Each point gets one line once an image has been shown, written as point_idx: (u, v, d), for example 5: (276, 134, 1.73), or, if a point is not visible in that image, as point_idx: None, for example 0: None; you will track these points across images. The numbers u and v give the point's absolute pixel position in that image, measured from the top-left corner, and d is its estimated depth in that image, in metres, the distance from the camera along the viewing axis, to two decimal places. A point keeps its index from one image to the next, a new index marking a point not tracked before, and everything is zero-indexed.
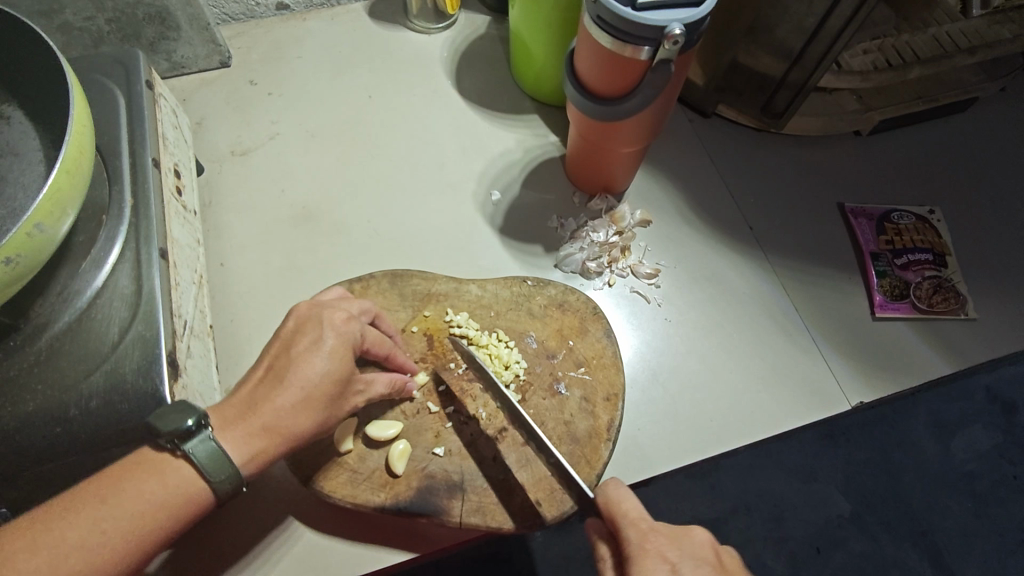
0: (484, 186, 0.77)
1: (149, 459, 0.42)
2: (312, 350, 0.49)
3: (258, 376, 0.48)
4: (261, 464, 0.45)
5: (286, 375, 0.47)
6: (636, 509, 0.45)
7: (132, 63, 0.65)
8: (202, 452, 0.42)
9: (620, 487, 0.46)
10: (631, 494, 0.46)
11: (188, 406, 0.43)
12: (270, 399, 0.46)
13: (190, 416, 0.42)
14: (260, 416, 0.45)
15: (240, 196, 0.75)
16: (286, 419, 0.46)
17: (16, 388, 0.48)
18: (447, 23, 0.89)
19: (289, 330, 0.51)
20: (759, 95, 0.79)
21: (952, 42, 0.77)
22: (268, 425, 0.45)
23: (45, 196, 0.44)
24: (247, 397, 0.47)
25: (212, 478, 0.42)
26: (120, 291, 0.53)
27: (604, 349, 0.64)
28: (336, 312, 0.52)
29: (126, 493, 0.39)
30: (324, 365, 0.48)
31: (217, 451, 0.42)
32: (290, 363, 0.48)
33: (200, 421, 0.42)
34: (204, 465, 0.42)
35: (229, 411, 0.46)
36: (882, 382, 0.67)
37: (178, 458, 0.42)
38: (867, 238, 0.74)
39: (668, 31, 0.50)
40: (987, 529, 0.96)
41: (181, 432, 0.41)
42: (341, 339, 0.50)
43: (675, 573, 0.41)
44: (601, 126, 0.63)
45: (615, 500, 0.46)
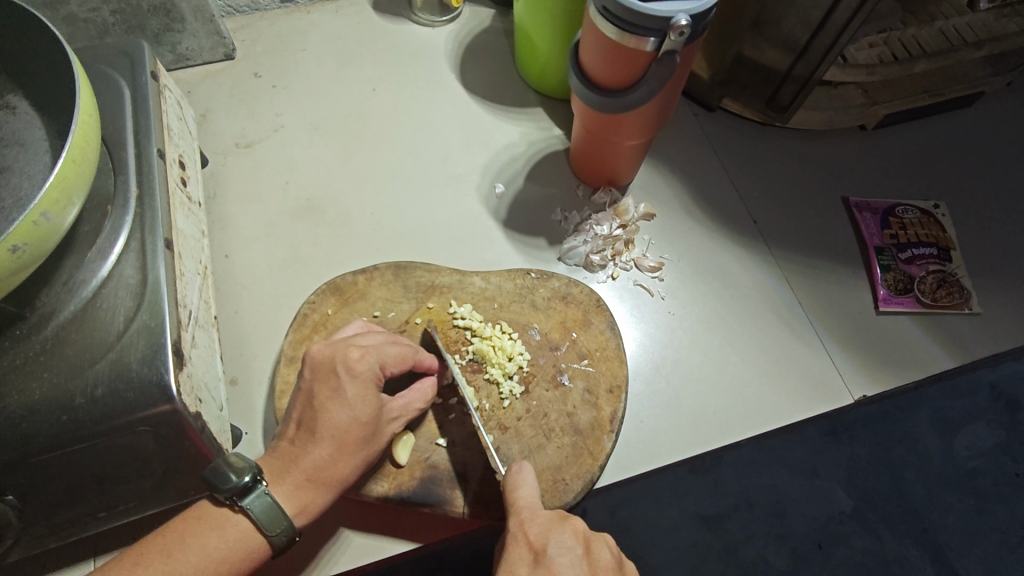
0: (487, 178, 0.77)
1: (211, 513, 0.49)
2: (335, 399, 0.52)
3: (295, 430, 0.53)
4: (315, 513, 0.51)
5: (318, 429, 0.52)
6: (526, 498, 0.51)
7: (137, 54, 0.65)
8: (258, 507, 0.49)
9: (520, 474, 0.53)
10: (526, 481, 0.52)
11: (240, 461, 0.50)
12: (307, 452, 0.52)
13: (245, 472, 0.49)
14: (303, 469, 0.51)
15: (244, 188, 0.75)
16: (326, 468, 0.51)
17: (22, 377, 0.48)
18: (452, 16, 0.89)
19: (307, 379, 0.54)
20: (764, 89, 0.79)
21: (959, 36, 0.77)
22: (312, 476, 0.51)
23: (52, 184, 0.45)
24: (288, 451, 0.53)
25: (268, 532, 0.49)
26: (125, 281, 0.53)
27: (607, 341, 0.64)
28: (350, 352, 0.54)
29: (194, 546, 0.47)
30: (350, 413, 0.52)
31: (269, 504, 0.49)
32: (318, 415, 0.52)
33: (255, 478, 0.50)
34: (259, 519, 0.49)
35: (277, 464, 0.52)
36: (885, 376, 0.67)
37: (237, 514, 0.49)
38: (872, 232, 0.74)
39: (674, 22, 0.50)
40: (990, 526, 0.95)
41: (239, 488, 0.49)
42: (359, 381, 0.53)
43: (537, 558, 0.48)
44: (606, 119, 0.63)
45: (512, 487, 0.52)
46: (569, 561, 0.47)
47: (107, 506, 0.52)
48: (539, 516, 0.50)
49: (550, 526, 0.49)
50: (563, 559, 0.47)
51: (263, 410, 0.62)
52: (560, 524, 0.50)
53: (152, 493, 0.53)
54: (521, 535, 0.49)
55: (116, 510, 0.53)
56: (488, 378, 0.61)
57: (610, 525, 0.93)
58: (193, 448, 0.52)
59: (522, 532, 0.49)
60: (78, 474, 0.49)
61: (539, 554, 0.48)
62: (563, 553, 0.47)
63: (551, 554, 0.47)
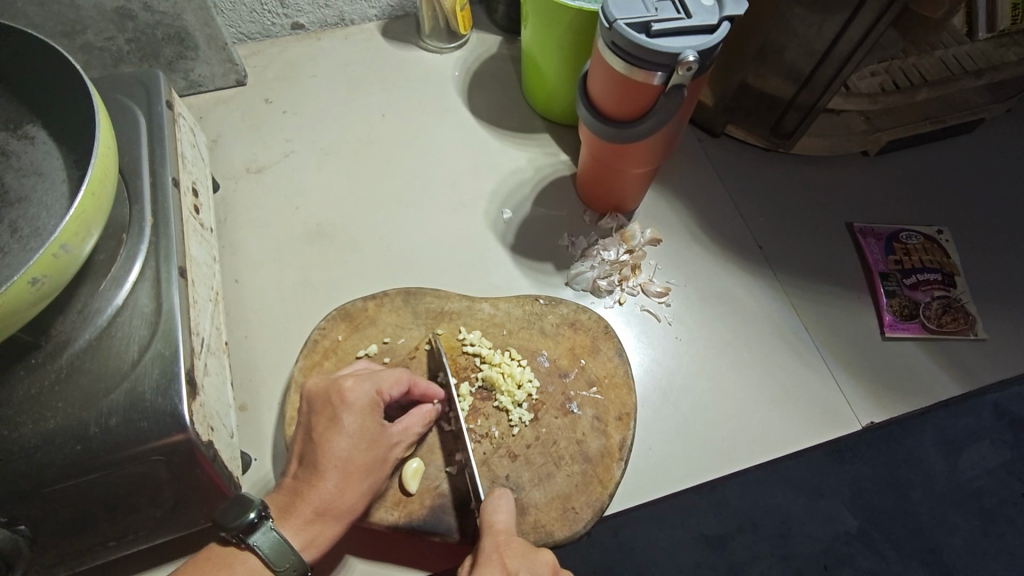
0: (495, 204, 0.78)
1: (219, 554, 0.49)
2: (333, 430, 0.53)
3: (302, 465, 0.53)
4: (323, 547, 0.51)
5: (320, 461, 0.52)
6: (504, 523, 0.52)
7: (153, 83, 0.66)
8: (266, 542, 0.49)
9: (501, 500, 0.53)
10: (506, 507, 0.53)
11: (243, 497, 0.50)
12: (313, 486, 0.52)
13: (250, 508, 0.49)
14: (310, 503, 0.51)
15: (254, 212, 0.76)
16: (332, 500, 0.51)
17: (38, 406, 0.49)
18: (459, 43, 0.90)
19: (310, 410, 0.55)
20: (768, 116, 0.80)
21: (958, 65, 0.79)
22: (320, 511, 0.51)
23: (73, 217, 0.45)
24: (293, 487, 0.53)
25: (277, 567, 0.49)
26: (140, 310, 0.53)
27: (615, 367, 0.64)
28: (343, 381, 0.55)
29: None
30: (351, 442, 0.53)
31: (277, 539, 0.49)
32: (319, 447, 0.53)
33: (261, 514, 0.49)
34: (267, 555, 0.48)
35: (283, 501, 0.52)
36: (894, 403, 0.67)
37: (245, 551, 0.49)
38: (876, 257, 0.75)
39: (682, 58, 0.51)
40: (998, 548, 0.93)
41: (244, 525, 0.48)
42: (355, 410, 0.54)
43: None
44: (614, 148, 0.64)
45: (491, 510, 0.52)
46: None
47: (118, 535, 0.52)
48: (514, 541, 0.51)
49: (523, 553, 0.50)
50: None
51: (272, 435, 0.62)
52: (533, 555, 0.50)
53: (162, 522, 0.53)
54: (495, 553, 0.49)
55: (127, 540, 0.53)
56: (498, 405, 0.61)
57: (612, 547, 0.92)
58: (205, 477, 0.52)
59: (497, 553, 0.49)
60: (87, 504, 0.49)
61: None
62: None
63: None
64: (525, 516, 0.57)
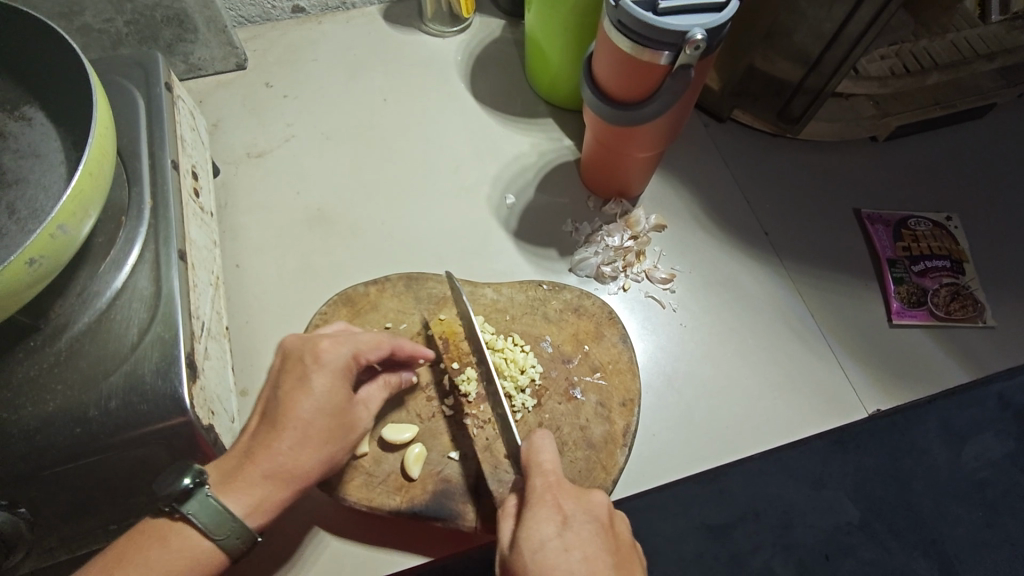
0: (498, 190, 0.77)
1: (156, 531, 0.46)
2: (301, 389, 0.50)
3: (262, 423, 0.50)
4: (268, 512, 0.48)
5: (280, 420, 0.49)
6: (552, 463, 0.49)
7: (152, 65, 0.65)
8: (203, 509, 0.46)
9: (544, 441, 0.51)
10: (550, 447, 0.51)
11: (180, 466, 0.47)
12: (268, 446, 0.49)
13: (185, 475, 0.46)
14: (260, 464, 0.48)
15: (255, 197, 0.75)
16: (285, 462, 0.48)
17: (37, 388, 0.49)
18: (462, 27, 0.89)
19: (279, 370, 0.53)
20: (775, 100, 0.79)
21: (970, 47, 0.78)
22: (269, 473, 0.48)
23: (70, 197, 0.44)
24: (245, 448, 0.50)
25: (216, 537, 0.46)
26: (139, 293, 0.53)
27: (620, 353, 0.64)
28: (320, 342, 0.53)
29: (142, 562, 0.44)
30: (318, 402, 0.50)
31: (215, 505, 0.46)
32: (283, 405, 0.50)
33: (197, 480, 0.46)
34: (205, 523, 0.46)
35: (229, 464, 0.49)
36: (901, 391, 0.66)
37: (182, 524, 0.46)
38: (884, 244, 0.74)
39: (690, 36, 0.50)
40: (999, 539, 0.94)
41: (179, 492, 0.45)
42: (329, 369, 0.51)
43: (564, 523, 0.46)
44: (619, 132, 0.63)
45: (537, 450, 0.50)
46: (593, 527, 0.46)
47: (119, 519, 0.52)
48: (564, 481, 0.49)
49: (575, 494, 0.48)
50: (585, 525, 0.46)
51: None
52: (586, 495, 0.48)
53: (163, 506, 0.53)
54: (547, 495, 0.47)
55: (127, 524, 0.52)
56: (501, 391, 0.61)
57: None
58: (206, 461, 0.52)
59: (549, 494, 0.47)
60: (87, 486, 0.49)
61: (566, 515, 0.46)
62: (587, 520, 0.46)
63: (576, 518, 0.46)
64: None
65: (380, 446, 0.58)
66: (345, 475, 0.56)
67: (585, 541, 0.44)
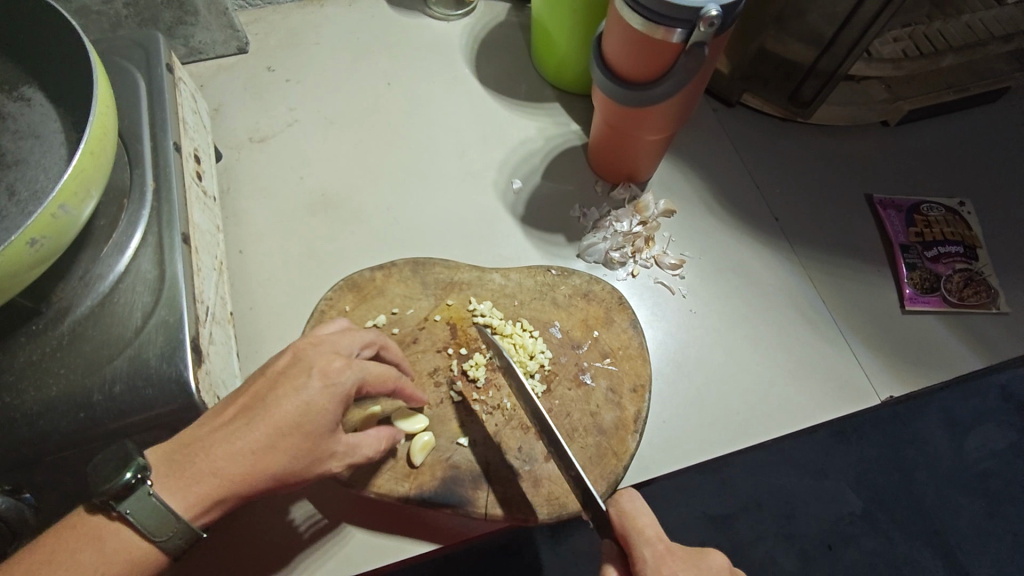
0: (505, 174, 0.76)
1: (86, 521, 0.40)
2: (293, 395, 0.44)
3: (231, 414, 0.44)
4: (210, 513, 0.41)
5: (259, 419, 0.43)
6: (655, 527, 0.44)
7: (153, 46, 0.64)
8: (143, 509, 0.39)
9: (633, 499, 0.45)
10: (646, 508, 0.45)
11: (124, 454, 0.41)
12: (231, 443, 0.42)
13: (127, 467, 0.40)
14: (217, 461, 0.41)
15: (258, 182, 0.74)
16: (240, 467, 0.41)
17: (39, 372, 0.48)
18: (467, 10, 0.87)
19: (279, 367, 0.46)
20: (785, 84, 0.78)
21: (986, 30, 0.76)
22: (221, 472, 0.41)
23: (71, 175, 0.43)
24: (205, 435, 0.43)
25: (155, 539, 0.40)
26: (143, 276, 0.52)
27: (630, 339, 0.63)
28: (334, 357, 0.47)
29: (57, 557, 0.37)
30: (304, 413, 0.44)
31: (157, 505, 0.39)
32: (268, 409, 0.43)
33: (139, 475, 0.40)
34: (143, 524, 0.39)
35: (183, 448, 0.42)
36: (915, 377, 0.65)
37: (116, 520, 0.40)
38: (897, 229, 0.73)
39: (704, 13, 0.49)
40: (1005, 529, 0.93)
41: (116, 488, 0.38)
42: (320, 373, 0.45)
43: None
44: (629, 113, 0.62)
45: (632, 513, 0.45)
46: None
47: None
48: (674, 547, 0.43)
49: (689, 560, 0.43)
50: None
51: None
52: (701, 558, 0.44)
53: None
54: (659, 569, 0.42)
55: None
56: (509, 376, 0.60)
57: None
58: None
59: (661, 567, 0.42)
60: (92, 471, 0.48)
61: None
62: None
63: None
64: (539, 489, 0.55)
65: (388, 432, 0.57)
66: (354, 461, 0.55)
67: None
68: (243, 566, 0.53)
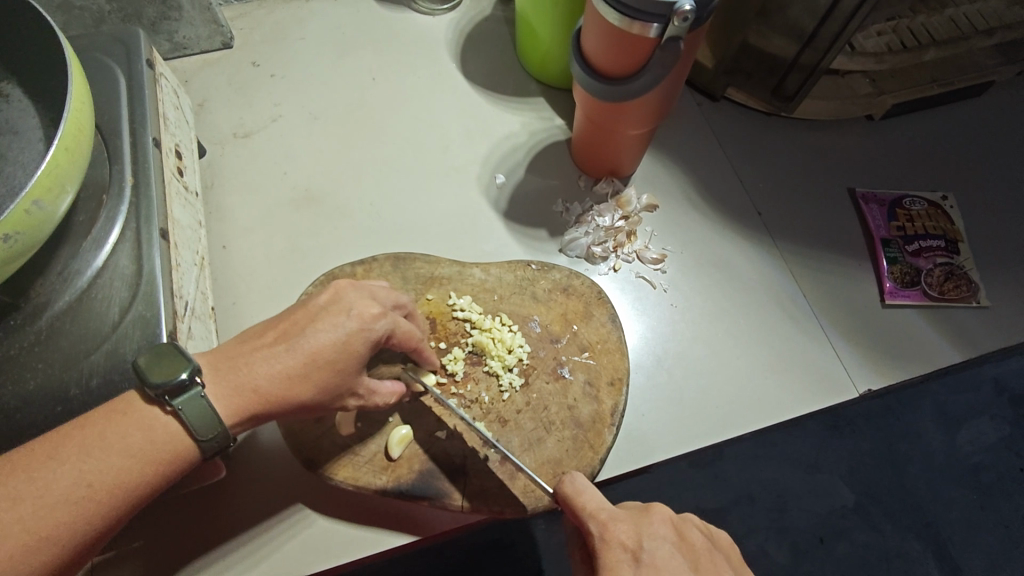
0: (488, 169, 0.76)
1: (138, 408, 0.41)
2: (330, 333, 0.46)
3: (273, 338, 0.46)
4: (244, 424, 0.44)
5: (297, 348, 0.45)
6: (592, 499, 0.47)
7: (134, 42, 0.64)
8: (194, 408, 0.41)
9: (576, 479, 0.47)
10: (586, 483, 0.47)
11: (180, 355, 0.42)
12: (269, 365, 0.45)
13: (183, 367, 0.41)
14: (254, 379, 0.44)
15: (242, 178, 0.74)
16: (277, 388, 0.44)
17: (17, 366, 0.48)
18: (452, 5, 0.87)
19: (319, 304, 0.48)
20: (768, 78, 0.78)
21: (969, 24, 0.76)
22: (257, 390, 0.44)
23: (44, 171, 0.44)
24: (245, 356, 0.45)
25: (200, 438, 0.42)
26: (121, 272, 0.52)
27: (608, 333, 0.63)
28: (369, 304, 0.49)
29: (110, 439, 0.40)
30: (339, 352, 0.46)
31: (205, 407, 0.41)
32: (306, 340, 0.46)
33: (194, 376, 0.42)
34: (192, 421, 0.41)
35: (226, 361, 0.45)
36: (893, 371, 0.66)
37: (166, 413, 0.42)
38: (878, 223, 0.73)
39: (678, 8, 0.49)
40: (992, 521, 0.94)
41: (172, 386, 0.41)
42: (358, 316, 0.48)
43: (637, 558, 0.43)
44: (608, 108, 0.62)
45: (573, 493, 0.47)
46: (667, 550, 0.43)
47: None
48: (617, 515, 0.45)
49: (633, 521, 0.45)
50: (660, 551, 0.43)
51: None
52: (646, 517, 0.46)
53: None
54: (606, 538, 0.44)
55: None
56: (488, 370, 0.61)
57: None
58: None
59: (607, 536, 0.45)
60: None
61: (636, 552, 0.43)
62: (656, 544, 0.44)
63: (646, 549, 0.43)
64: (516, 481, 0.56)
65: (366, 426, 0.57)
66: (332, 455, 0.56)
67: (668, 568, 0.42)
68: (222, 554, 0.54)
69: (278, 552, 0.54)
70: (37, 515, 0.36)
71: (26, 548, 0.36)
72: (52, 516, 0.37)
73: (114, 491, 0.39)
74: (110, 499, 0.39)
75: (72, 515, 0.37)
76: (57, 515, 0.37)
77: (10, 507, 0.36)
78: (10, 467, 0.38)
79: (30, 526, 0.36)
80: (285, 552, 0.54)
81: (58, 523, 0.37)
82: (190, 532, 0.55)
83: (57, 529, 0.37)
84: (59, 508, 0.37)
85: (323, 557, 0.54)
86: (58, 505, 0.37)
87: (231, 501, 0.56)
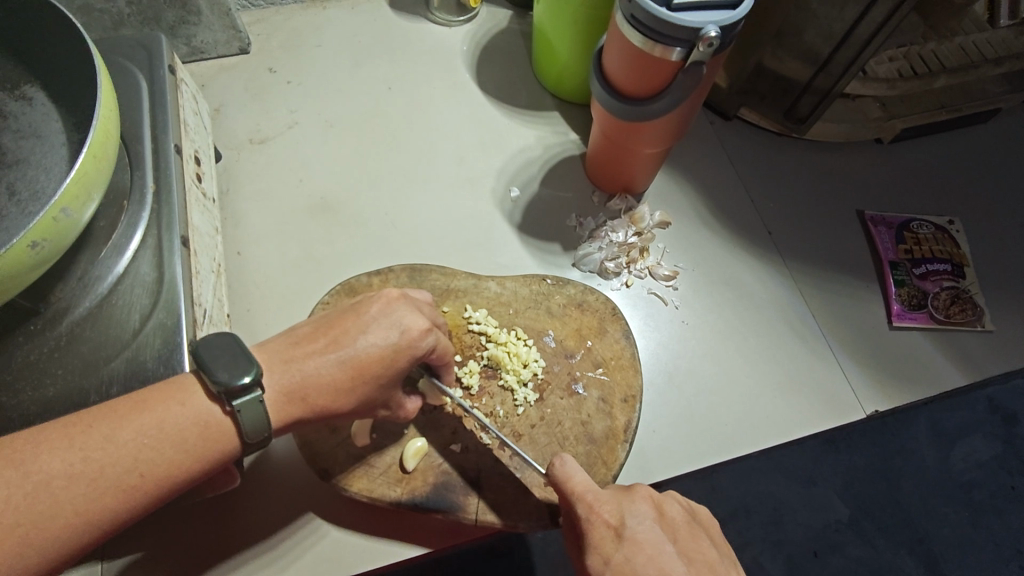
0: (503, 183, 0.77)
1: (196, 400, 0.42)
2: (379, 348, 0.46)
3: (324, 342, 0.46)
4: (288, 426, 0.45)
5: (346, 358, 0.45)
6: (582, 480, 0.48)
7: (156, 47, 0.64)
8: (252, 412, 0.41)
9: (566, 464, 0.49)
10: (577, 466, 0.49)
11: (244, 354, 0.42)
12: (316, 369, 0.45)
13: (246, 371, 0.41)
14: (299, 385, 0.44)
15: (257, 184, 0.75)
16: (325, 396, 0.45)
17: (38, 370, 0.48)
18: (469, 16, 0.88)
19: (367, 311, 0.48)
20: (782, 100, 0.79)
21: (978, 52, 0.78)
22: (304, 396, 0.44)
23: (74, 179, 0.44)
24: (292, 358, 0.45)
25: (249, 439, 0.42)
26: (141, 280, 0.52)
27: (622, 350, 0.64)
28: (418, 320, 0.48)
29: (167, 429, 0.40)
30: (384, 371, 0.46)
31: (262, 414, 0.42)
32: (354, 353, 0.46)
33: (257, 379, 0.42)
34: (246, 425, 0.42)
35: (275, 352, 0.46)
36: (899, 392, 0.67)
37: (223, 411, 0.42)
38: (886, 246, 0.74)
39: (703, 33, 0.49)
40: (985, 539, 0.95)
41: (235, 386, 0.41)
42: (408, 333, 0.47)
43: (621, 532, 0.45)
44: (626, 128, 0.63)
45: (565, 477, 0.49)
46: (648, 527, 0.45)
47: None
48: (603, 495, 0.47)
49: (619, 501, 0.47)
50: (643, 527, 0.45)
51: None
52: (628, 496, 0.47)
53: None
54: (595, 517, 0.46)
55: None
56: (502, 384, 0.61)
57: None
58: None
59: (595, 514, 0.46)
60: None
61: (619, 529, 0.45)
62: (640, 522, 0.45)
63: (631, 525, 0.45)
64: (530, 495, 0.56)
65: (381, 438, 0.58)
66: (348, 467, 0.56)
67: (648, 543, 0.44)
68: (236, 565, 0.54)
69: (291, 565, 0.54)
70: (86, 498, 0.37)
71: (71, 528, 0.36)
72: (102, 501, 0.37)
73: (160, 485, 0.39)
74: (154, 490, 0.39)
75: (119, 502, 0.37)
76: (106, 500, 0.37)
77: (65, 483, 0.36)
78: (68, 440, 0.38)
79: (79, 507, 0.36)
80: (299, 563, 0.55)
81: (106, 509, 0.37)
82: (202, 542, 0.55)
83: (103, 513, 0.37)
84: (110, 493, 0.37)
85: (338, 569, 0.55)
86: (108, 491, 0.37)
87: (244, 511, 0.56)
